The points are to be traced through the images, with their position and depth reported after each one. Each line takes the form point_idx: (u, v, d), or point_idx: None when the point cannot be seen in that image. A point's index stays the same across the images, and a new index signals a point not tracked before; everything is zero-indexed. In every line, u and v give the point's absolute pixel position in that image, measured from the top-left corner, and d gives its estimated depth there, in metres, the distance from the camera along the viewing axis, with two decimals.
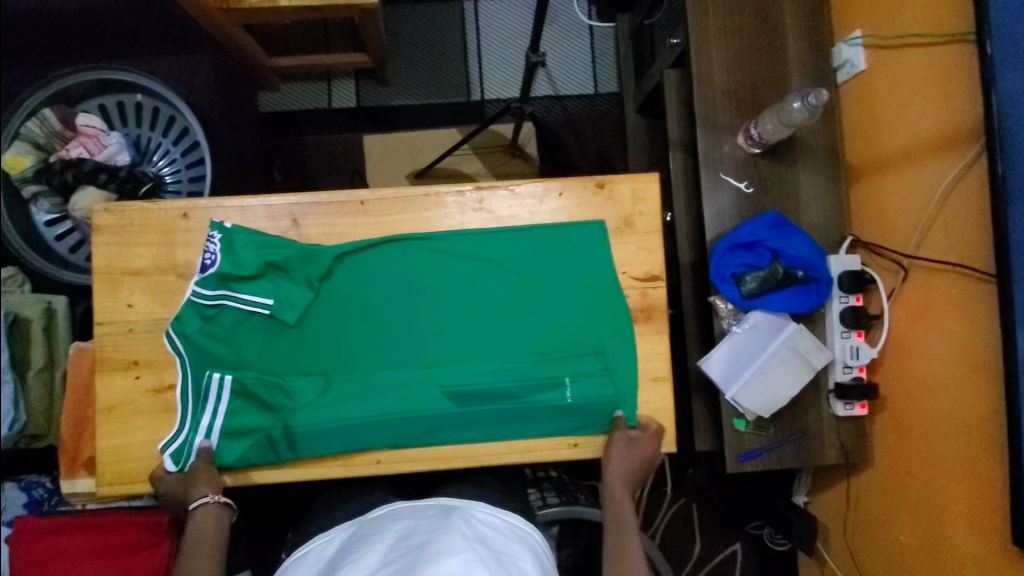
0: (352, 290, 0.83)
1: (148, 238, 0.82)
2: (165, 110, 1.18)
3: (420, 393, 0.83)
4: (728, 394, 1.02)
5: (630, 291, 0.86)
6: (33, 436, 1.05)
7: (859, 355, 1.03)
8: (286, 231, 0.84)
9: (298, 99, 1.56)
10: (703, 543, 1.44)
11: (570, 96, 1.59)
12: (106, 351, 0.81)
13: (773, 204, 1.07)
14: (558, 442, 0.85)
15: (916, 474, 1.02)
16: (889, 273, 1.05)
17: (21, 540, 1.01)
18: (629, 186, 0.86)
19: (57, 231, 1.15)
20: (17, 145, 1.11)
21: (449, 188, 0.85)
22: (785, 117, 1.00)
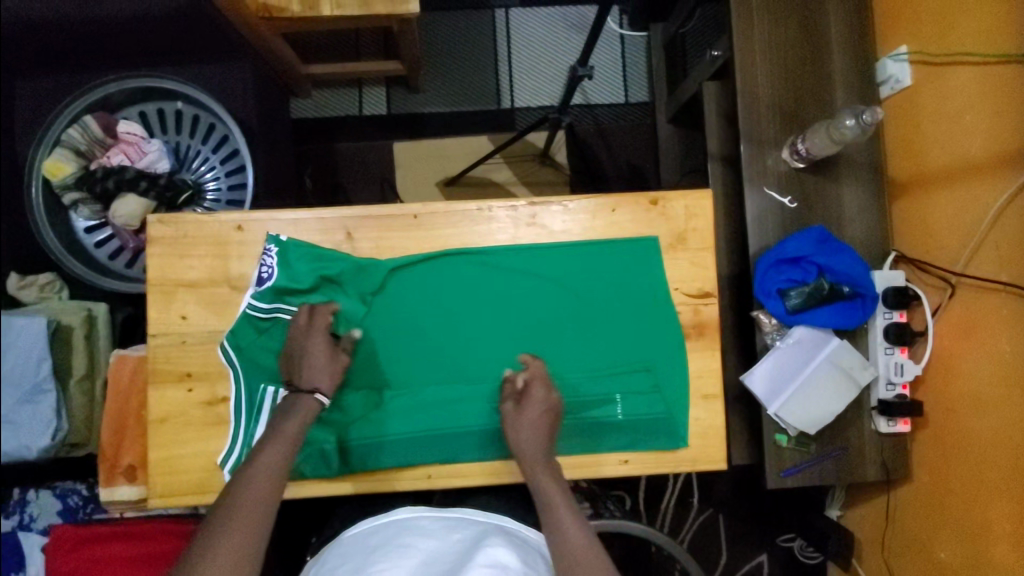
0: (404, 305, 0.84)
1: (203, 250, 0.83)
2: (206, 118, 1.18)
3: (472, 408, 0.83)
4: (772, 410, 1.01)
5: (682, 307, 0.85)
6: (73, 445, 1.04)
7: (903, 372, 1.03)
8: (339, 244, 0.84)
9: (329, 106, 1.57)
10: (731, 554, 1.43)
11: (601, 105, 1.59)
12: (159, 363, 0.81)
13: (816, 218, 1.07)
14: (608, 459, 0.84)
15: (957, 492, 1.00)
16: (935, 289, 1.04)
17: (58, 548, 1.02)
18: (682, 202, 0.86)
19: (97, 237, 1.16)
20: (59, 151, 1.11)
21: (502, 203, 0.85)
22: (836, 133, 0.99)
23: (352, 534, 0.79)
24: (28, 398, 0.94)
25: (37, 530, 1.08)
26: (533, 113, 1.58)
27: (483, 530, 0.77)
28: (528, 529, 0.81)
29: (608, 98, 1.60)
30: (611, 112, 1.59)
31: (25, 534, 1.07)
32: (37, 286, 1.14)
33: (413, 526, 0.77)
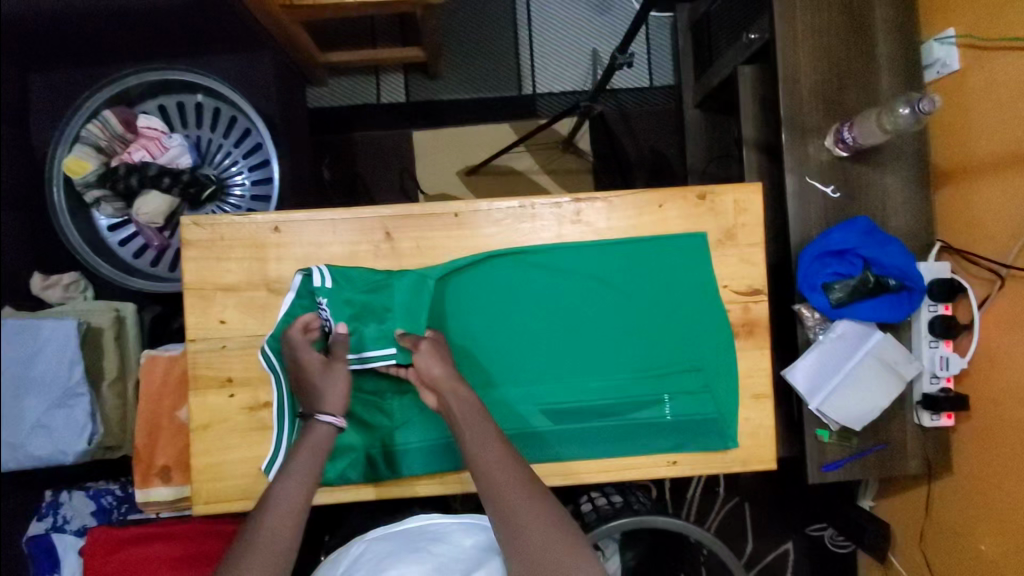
0: (449, 310, 0.82)
1: (240, 252, 0.81)
2: (227, 111, 1.15)
3: (519, 410, 0.82)
4: (814, 405, 0.99)
5: (731, 305, 0.84)
6: (108, 447, 1.04)
7: (948, 365, 1.02)
8: (379, 245, 0.82)
9: (346, 94, 1.52)
10: (758, 543, 1.43)
11: (624, 90, 1.55)
12: (199, 368, 0.80)
13: (860, 208, 1.04)
14: (657, 460, 0.83)
15: (1001, 486, 0.99)
16: (982, 281, 1.01)
17: (96, 550, 1.01)
18: (730, 196, 0.83)
19: (121, 235, 1.14)
20: (79, 148, 1.09)
21: (545, 199, 0.83)
22: (885, 122, 0.96)
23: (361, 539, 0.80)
24: (60, 402, 0.95)
25: (72, 532, 1.07)
26: (556, 99, 1.54)
27: (490, 542, 0.79)
28: None
29: (631, 83, 1.55)
30: (634, 97, 1.55)
31: (60, 536, 1.06)
32: (62, 285, 1.13)
33: (425, 533, 0.78)
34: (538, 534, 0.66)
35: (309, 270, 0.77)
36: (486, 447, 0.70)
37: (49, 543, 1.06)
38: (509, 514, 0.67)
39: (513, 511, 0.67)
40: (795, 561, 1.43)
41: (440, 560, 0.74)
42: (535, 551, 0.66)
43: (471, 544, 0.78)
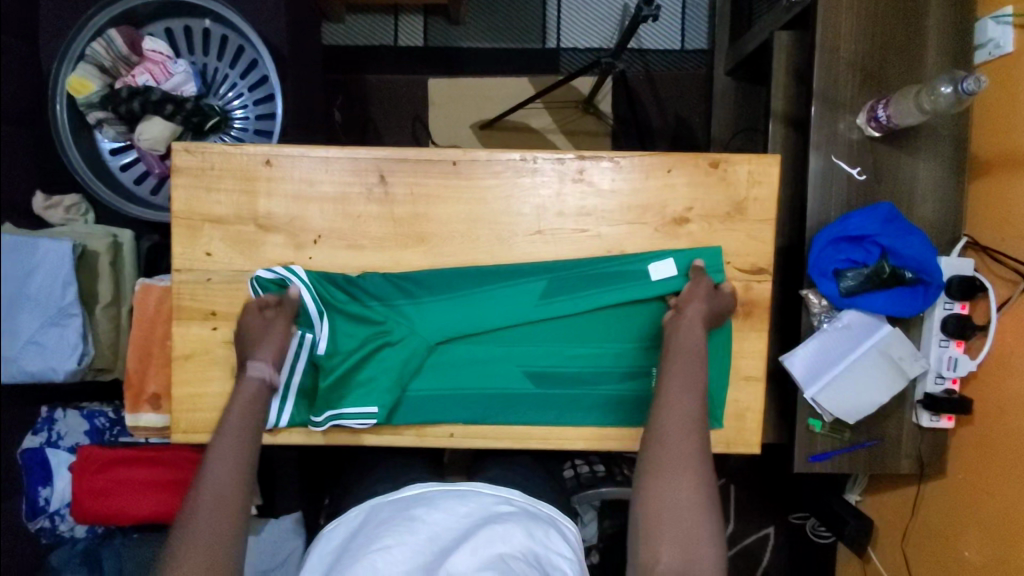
0: (435, 352, 0.79)
1: (230, 184, 0.79)
2: (234, 39, 1.11)
3: (502, 369, 0.80)
4: (809, 394, 0.96)
5: (733, 283, 0.80)
6: (100, 369, 1.05)
7: (956, 367, 0.98)
8: (372, 188, 0.79)
9: (363, 33, 1.47)
10: (738, 524, 1.43)
11: (653, 51, 1.46)
12: (184, 299, 0.79)
13: (885, 194, 0.98)
14: (638, 433, 0.81)
15: (993, 493, 0.96)
16: (1004, 282, 0.95)
17: (85, 469, 1.04)
18: (744, 167, 0.79)
19: (123, 160, 1.13)
20: (83, 67, 1.06)
21: (548, 154, 0.79)
22: (924, 100, 0.89)
23: (361, 509, 0.75)
24: (54, 320, 0.96)
25: (66, 448, 1.10)
26: (579, 55, 1.46)
27: (490, 507, 0.73)
28: (527, 496, 0.77)
29: (662, 44, 1.47)
30: (663, 59, 1.47)
31: (54, 451, 1.09)
32: (63, 207, 1.12)
33: (421, 501, 0.73)
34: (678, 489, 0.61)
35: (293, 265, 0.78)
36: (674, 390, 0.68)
37: (44, 457, 1.09)
38: (659, 460, 0.63)
39: (663, 460, 0.63)
40: (773, 545, 1.42)
41: (433, 530, 0.68)
42: (665, 503, 0.61)
43: (469, 509, 0.72)
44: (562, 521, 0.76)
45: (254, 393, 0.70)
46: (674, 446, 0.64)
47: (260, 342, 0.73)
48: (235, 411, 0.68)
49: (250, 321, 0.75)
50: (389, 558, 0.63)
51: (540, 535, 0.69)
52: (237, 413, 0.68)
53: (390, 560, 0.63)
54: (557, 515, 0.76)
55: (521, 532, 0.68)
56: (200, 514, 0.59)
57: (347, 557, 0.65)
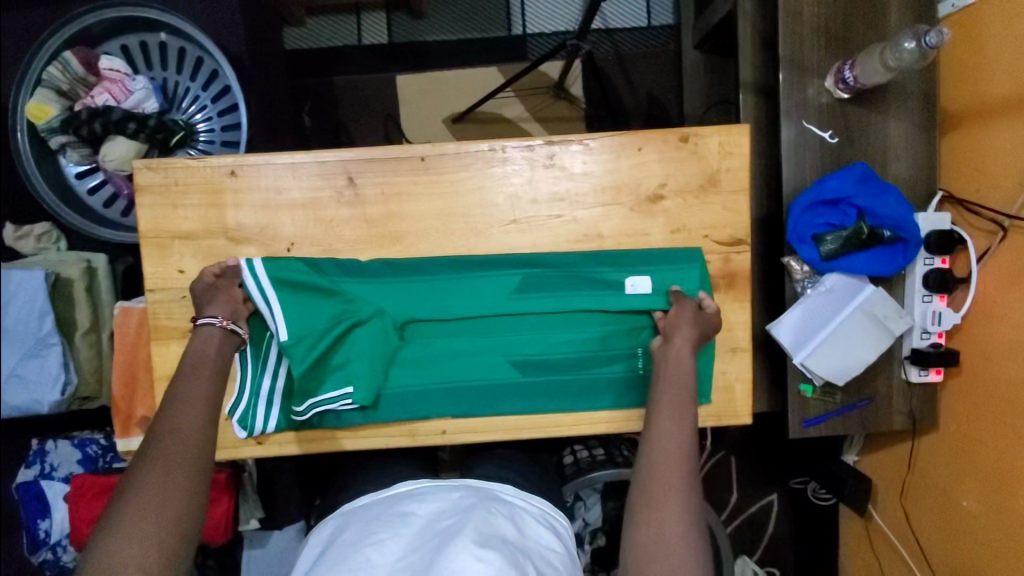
0: (407, 338, 0.79)
1: (196, 199, 0.77)
2: (192, 51, 1.09)
3: (487, 360, 0.80)
4: (797, 360, 0.96)
5: (712, 256, 0.80)
6: (85, 398, 1.03)
7: (941, 321, 0.98)
8: (341, 190, 0.78)
9: (325, 35, 1.43)
10: (741, 494, 1.44)
11: (621, 30, 1.44)
12: (161, 319, 0.78)
13: (859, 155, 0.98)
14: (629, 414, 0.81)
15: (985, 442, 0.98)
16: (982, 233, 0.96)
17: (80, 497, 1.03)
18: (715, 139, 0.78)
19: (89, 183, 1.10)
20: (40, 92, 1.03)
21: (517, 142, 0.78)
22: (890, 59, 0.89)
23: (351, 505, 0.75)
24: (32, 352, 0.94)
25: (60, 479, 1.09)
26: (547, 40, 1.45)
27: (479, 494, 0.73)
28: (513, 488, 0.78)
29: (629, 21, 1.44)
30: (632, 37, 1.45)
31: (48, 483, 1.08)
32: (34, 236, 1.10)
33: (410, 493, 0.73)
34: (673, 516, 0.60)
35: (250, 258, 0.76)
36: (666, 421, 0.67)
37: (39, 490, 1.08)
38: (654, 490, 0.62)
39: (656, 490, 0.62)
40: (777, 512, 1.44)
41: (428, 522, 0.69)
42: (661, 531, 0.59)
43: (460, 497, 0.72)
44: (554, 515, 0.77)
45: (206, 339, 0.70)
46: (668, 475, 0.62)
47: (208, 301, 0.73)
48: (193, 361, 0.68)
49: (199, 282, 0.75)
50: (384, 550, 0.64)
51: (530, 530, 0.70)
52: (189, 369, 0.68)
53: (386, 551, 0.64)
54: (550, 511, 0.77)
55: (511, 525, 0.69)
56: (161, 461, 0.58)
57: (339, 553, 0.65)
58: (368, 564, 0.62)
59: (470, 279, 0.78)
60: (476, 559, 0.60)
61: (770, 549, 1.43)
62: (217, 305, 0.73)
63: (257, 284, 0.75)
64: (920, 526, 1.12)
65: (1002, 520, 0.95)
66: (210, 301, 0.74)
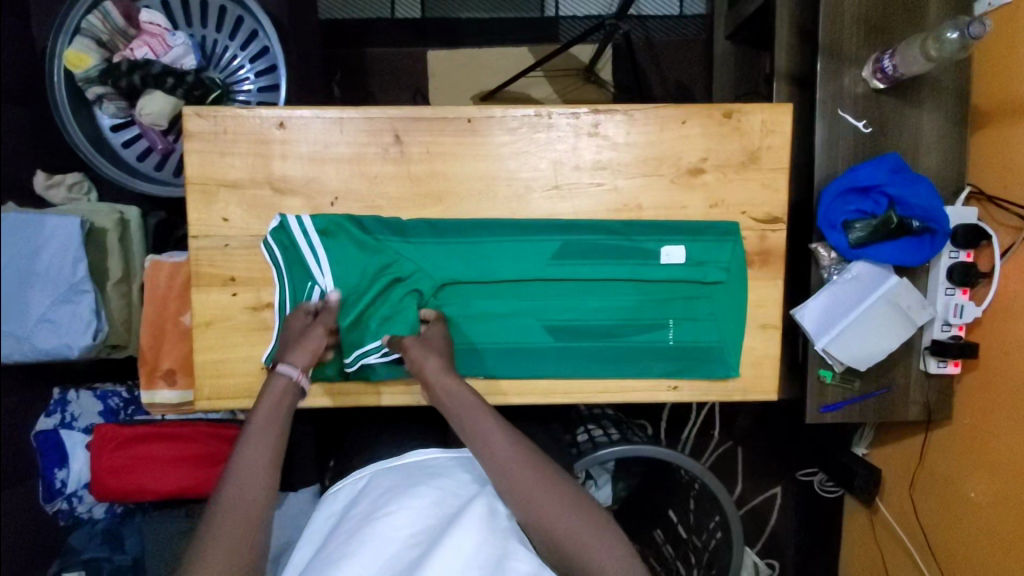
0: (439, 296, 0.80)
1: (243, 148, 0.78)
2: (233, 10, 1.08)
3: (520, 324, 0.81)
4: (819, 345, 0.98)
5: (748, 233, 0.81)
6: (114, 346, 1.04)
7: (962, 313, 1.00)
8: (387, 147, 0.79)
9: (359, 6, 1.43)
10: (745, 485, 1.46)
11: (653, 17, 1.45)
12: (202, 266, 0.79)
13: (892, 146, 1.00)
14: (657, 385, 0.82)
15: (998, 435, 0.99)
16: (1008, 228, 0.97)
17: (103, 447, 1.04)
18: (758, 116, 0.80)
19: (124, 136, 1.11)
20: (80, 41, 1.04)
21: (563, 109, 0.79)
22: (930, 50, 0.90)
23: (365, 472, 0.75)
24: (65, 297, 0.94)
25: (80, 429, 1.10)
26: (578, 23, 1.45)
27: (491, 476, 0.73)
28: None
29: (661, 10, 1.45)
30: (662, 25, 1.46)
31: (68, 432, 1.09)
32: (65, 186, 1.10)
33: (420, 468, 0.72)
34: (563, 522, 0.66)
35: (297, 213, 0.78)
36: (490, 438, 0.69)
37: (59, 439, 1.09)
38: (531, 503, 0.66)
39: (532, 502, 0.66)
40: (780, 505, 1.46)
41: (440, 494, 0.68)
42: (556, 537, 0.65)
43: (470, 479, 0.72)
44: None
45: (281, 390, 0.69)
46: (542, 495, 0.67)
47: (296, 346, 0.72)
48: (263, 415, 0.67)
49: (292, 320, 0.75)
50: (393, 526, 0.64)
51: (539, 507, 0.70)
52: (263, 415, 0.67)
53: (396, 526, 0.64)
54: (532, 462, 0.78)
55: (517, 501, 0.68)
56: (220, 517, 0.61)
57: (349, 527, 0.65)
58: (377, 537, 0.63)
59: (510, 241, 0.80)
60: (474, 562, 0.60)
61: (773, 540, 1.45)
62: (296, 352, 0.72)
63: (303, 236, 0.77)
64: (925, 517, 1.14)
65: (1011, 511, 0.97)
66: (294, 345, 0.72)
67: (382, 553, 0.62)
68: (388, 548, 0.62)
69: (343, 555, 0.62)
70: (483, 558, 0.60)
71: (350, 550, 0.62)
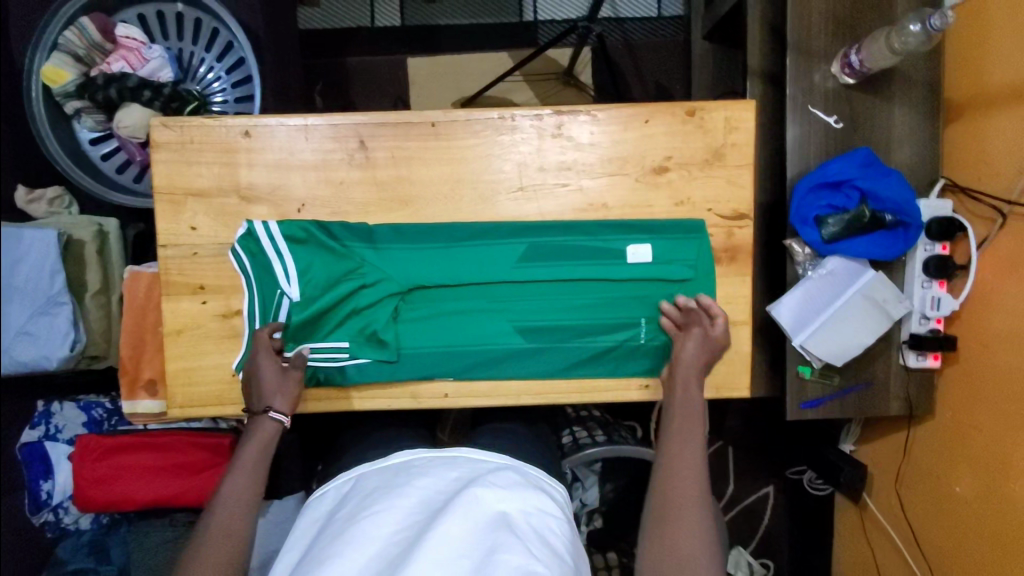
0: (408, 300, 0.81)
1: (211, 157, 0.79)
2: (208, 22, 1.10)
3: (490, 325, 0.81)
4: (795, 341, 0.98)
5: (715, 230, 0.82)
6: (93, 357, 1.05)
7: (939, 306, 1.00)
8: (352, 153, 0.79)
9: (338, 15, 1.44)
10: (737, 485, 1.45)
11: (630, 19, 1.46)
12: (172, 274, 0.80)
13: (863, 140, 1.00)
14: (628, 384, 0.83)
15: (981, 428, 0.98)
16: (983, 220, 0.97)
17: (83, 458, 1.05)
18: (721, 114, 0.80)
19: (103, 149, 1.11)
20: (57, 56, 1.05)
21: (526, 111, 0.79)
22: (894, 43, 0.90)
23: (349, 474, 0.73)
24: (42, 310, 0.94)
25: (64, 441, 1.10)
26: (556, 27, 1.45)
27: (481, 471, 0.68)
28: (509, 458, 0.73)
29: (639, 11, 1.46)
30: (641, 27, 1.46)
31: (52, 444, 1.09)
32: (46, 200, 1.11)
33: (404, 466, 0.69)
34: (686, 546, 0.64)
35: (264, 221, 0.78)
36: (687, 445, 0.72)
37: (43, 451, 1.09)
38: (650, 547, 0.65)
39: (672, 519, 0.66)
40: (772, 504, 1.44)
41: (424, 493, 0.66)
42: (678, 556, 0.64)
43: (457, 473, 0.68)
44: (550, 486, 0.71)
45: (269, 436, 0.74)
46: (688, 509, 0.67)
47: (275, 392, 0.76)
48: (252, 452, 0.72)
49: (262, 359, 0.77)
50: (380, 525, 0.62)
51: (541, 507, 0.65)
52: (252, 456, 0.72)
53: (382, 525, 0.62)
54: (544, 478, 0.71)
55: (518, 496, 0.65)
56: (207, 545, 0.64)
57: (334, 529, 0.63)
58: (361, 539, 0.61)
59: (478, 243, 0.80)
60: (460, 556, 0.57)
61: (767, 540, 1.44)
62: (279, 399, 0.76)
63: (266, 241, 0.78)
64: (913, 511, 1.13)
65: (994, 504, 0.96)
66: (275, 390, 0.76)
67: (369, 550, 0.59)
68: (375, 545, 0.60)
69: (328, 556, 0.59)
70: (472, 549, 0.58)
71: (336, 552, 0.59)
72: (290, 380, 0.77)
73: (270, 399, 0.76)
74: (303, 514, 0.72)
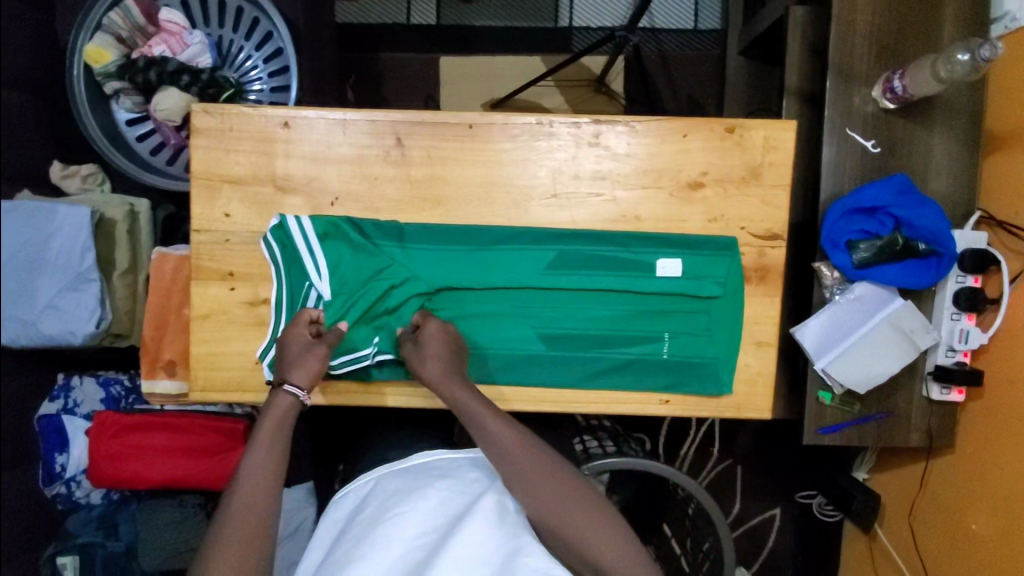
0: (434, 300, 0.81)
1: (248, 145, 0.80)
2: (249, 10, 1.10)
3: (513, 329, 0.81)
4: (818, 365, 0.96)
5: (746, 249, 0.81)
6: (117, 335, 1.06)
7: (967, 339, 0.98)
8: (388, 150, 0.80)
9: (375, 12, 1.45)
10: (744, 504, 1.43)
11: (666, 30, 1.45)
12: (202, 259, 0.81)
13: (900, 167, 0.98)
14: (647, 398, 0.82)
15: (1002, 465, 0.96)
16: (1018, 255, 0.95)
17: (101, 434, 1.06)
18: (761, 132, 0.79)
19: (138, 130, 1.13)
20: (100, 35, 1.06)
21: (565, 118, 0.79)
22: (940, 70, 0.89)
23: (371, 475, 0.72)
24: (72, 285, 0.94)
25: (82, 415, 1.11)
26: (590, 35, 1.45)
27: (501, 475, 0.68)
28: None
29: (675, 23, 1.45)
30: (675, 39, 1.46)
31: (69, 418, 1.11)
32: (80, 176, 1.12)
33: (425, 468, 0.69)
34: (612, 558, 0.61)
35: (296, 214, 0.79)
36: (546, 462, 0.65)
37: (60, 424, 1.10)
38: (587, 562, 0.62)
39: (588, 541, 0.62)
40: (778, 526, 1.43)
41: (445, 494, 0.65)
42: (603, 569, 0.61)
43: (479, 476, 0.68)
44: None
45: (287, 412, 0.67)
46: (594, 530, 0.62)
47: (296, 364, 0.70)
48: (268, 430, 0.65)
49: (292, 332, 0.73)
50: (401, 528, 0.61)
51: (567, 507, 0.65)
52: (269, 432, 0.65)
53: (405, 528, 0.62)
54: None
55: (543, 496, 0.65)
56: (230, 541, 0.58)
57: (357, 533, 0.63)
58: (384, 543, 0.60)
59: (507, 248, 0.80)
60: (481, 562, 0.56)
61: (770, 562, 1.43)
62: (298, 372, 0.69)
63: (297, 233, 0.78)
64: (925, 545, 1.11)
65: (1011, 544, 0.94)
66: (295, 363, 0.70)
67: (392, 553, 0.59)
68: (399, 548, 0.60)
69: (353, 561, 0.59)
70: (492, 555, 0.57)
71: (360, 556, 0.59)
72: (312, 353, 0.70)
73: (287, 371, 0.69)
74: (328, 513, 0.72)
